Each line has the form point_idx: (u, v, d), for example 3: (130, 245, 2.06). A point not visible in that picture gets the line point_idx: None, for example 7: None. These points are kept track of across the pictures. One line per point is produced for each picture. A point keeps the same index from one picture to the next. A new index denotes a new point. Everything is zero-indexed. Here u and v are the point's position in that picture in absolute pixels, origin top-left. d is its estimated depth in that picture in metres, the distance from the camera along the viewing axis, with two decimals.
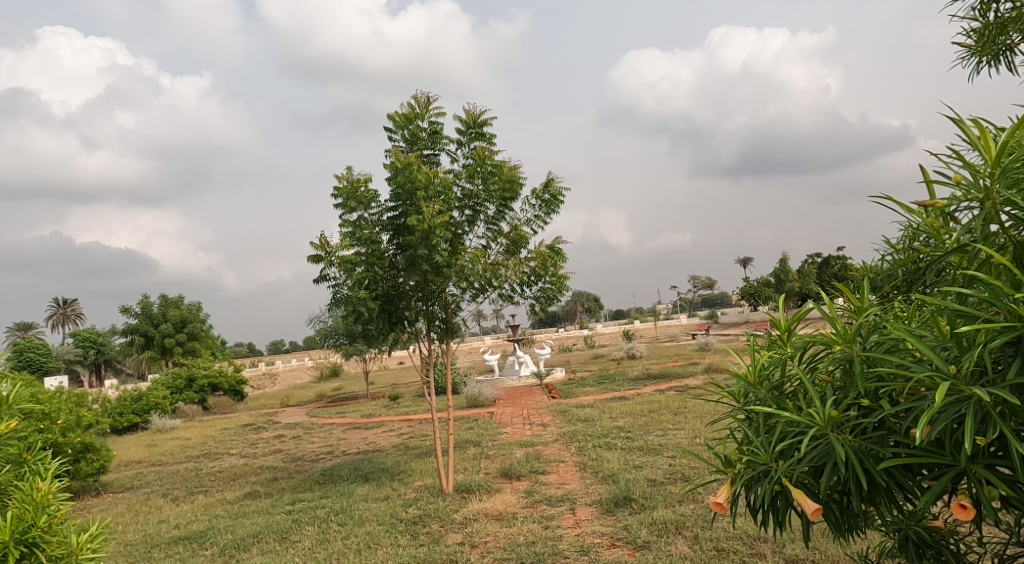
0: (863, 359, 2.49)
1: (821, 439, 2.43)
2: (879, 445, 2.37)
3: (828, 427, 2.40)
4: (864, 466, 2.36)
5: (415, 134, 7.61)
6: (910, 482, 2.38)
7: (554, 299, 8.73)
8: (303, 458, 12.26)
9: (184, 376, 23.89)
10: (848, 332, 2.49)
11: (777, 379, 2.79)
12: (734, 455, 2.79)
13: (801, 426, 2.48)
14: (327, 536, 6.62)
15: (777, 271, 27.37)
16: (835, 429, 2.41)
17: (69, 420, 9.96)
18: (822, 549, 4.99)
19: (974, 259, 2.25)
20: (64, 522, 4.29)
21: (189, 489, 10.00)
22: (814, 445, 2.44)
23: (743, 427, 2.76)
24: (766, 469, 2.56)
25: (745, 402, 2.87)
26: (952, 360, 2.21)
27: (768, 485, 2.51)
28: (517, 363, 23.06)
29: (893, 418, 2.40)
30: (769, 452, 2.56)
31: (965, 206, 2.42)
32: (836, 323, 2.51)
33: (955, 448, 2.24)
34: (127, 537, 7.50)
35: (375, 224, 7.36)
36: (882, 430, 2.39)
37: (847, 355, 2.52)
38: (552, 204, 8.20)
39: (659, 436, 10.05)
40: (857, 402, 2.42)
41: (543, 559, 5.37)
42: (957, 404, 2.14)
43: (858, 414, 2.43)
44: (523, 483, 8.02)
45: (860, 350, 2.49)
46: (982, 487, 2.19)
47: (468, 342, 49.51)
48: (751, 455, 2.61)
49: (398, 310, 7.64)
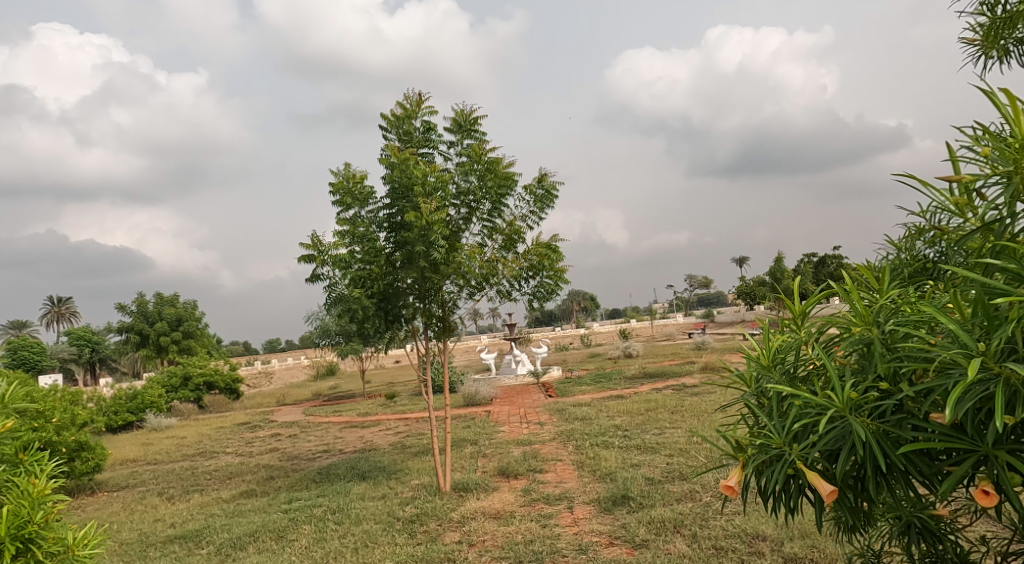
0: (882, 343, 2.46)
1: (838, 421, 2.40)
2: (898, 429, 2.35)
3: (847, 409, 2.37)
4: (884, 450, 2.33)
5: (408, 131, 7.57)
6: (928, 469, 2.36)
7: (551, 295, 8.71)
8: (299, 456, 12.22)
9: (180, 375, 23.79)
10: (867, 315, 2.47)
11: (790, 365, 2.78)
12: (743, 440, 2.75)
13: (818, 408, 2.45)
14: (324, 535, 6.58)
15: (773, 270, 27.38)
16: (854, 411, 2.38)
17: (63, 418, 9.89)
18: (821, 547, 4.97)
19: (1002, 237, 2.23)
20: (61, 523, 4.26)
21: (185, 488, 9.94)
22: (831, 427, 2.41)
23: (755, 411, 2.73)
24: (778, 452, 2.53)
25: (756, 387, 2.85)
26: (980, 339, 2.18)
27: (782, 468, 2.48)
28: (514, 361, 23.01)
29: (912, 403, 2.37)
30: (783, 436, 2.54)
31: (991, 183, 2.32)
32: (856, 305, 2.49)
33: (977, 431, 2.22)
34: (122, 536, 7.44)
35: (371, 221, 7.33)
36: (901, 414, 2.37)
37: (865, 339, 2.49)
38: (546, 199, 8.18)
39: (656, 435, 10.04)
40: (876, 385, 2.39)
41: (541, 558, 5.34)
42: (984, 383, 2.12)
43: (877, 397, 2.40)
44: (520, 482, 8.00)
45: (880, 334, 2.46)
46: (1005, 472, 2.17)
47: (465, 341, 49.48)
48: (763, 440, 2.58)
49: (394, 308, 7.59)
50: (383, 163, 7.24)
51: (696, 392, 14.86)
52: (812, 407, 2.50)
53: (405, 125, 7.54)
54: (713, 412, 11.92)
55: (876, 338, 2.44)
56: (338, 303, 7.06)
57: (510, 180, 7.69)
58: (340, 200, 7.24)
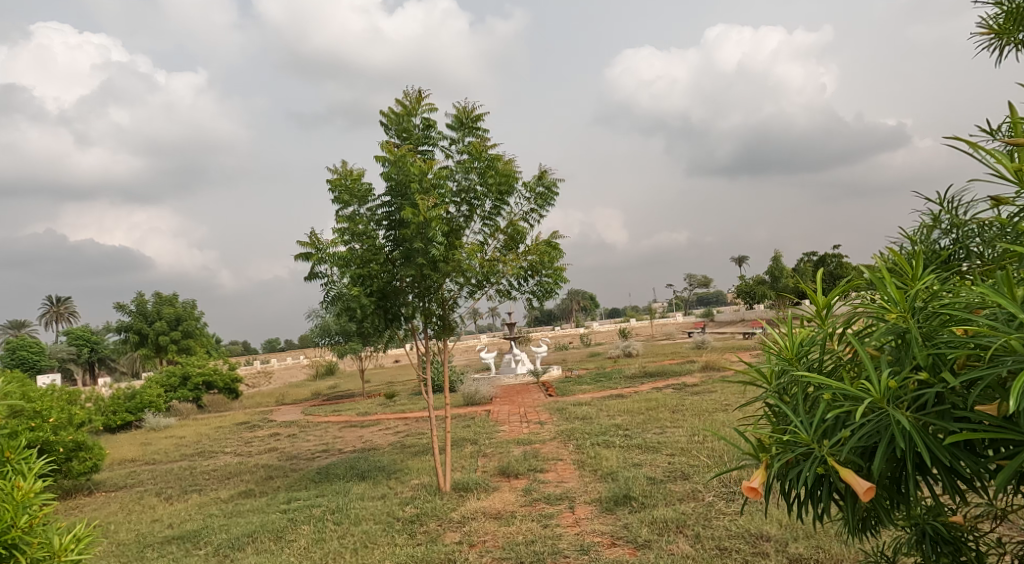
0: (919, 331, 2.38)
1: (875, 415, 2.35)
2: (939, 422, 2.30)
3: (884, 401, 2.33)
4: (926, 444, 2.27)
5: (408, 128, 7.51)
6: (972, 464, 2.31)
7: (551, 294, 8.64)
8: (298, 456, 12.17)
9: (179, 375, 23.73)
10: (902, 301, 2.39)
11: (815, 361, 2.73)
12: (767, 436, 2.72)
13: (853, 401, 2.40)
14: (322, 536, 6.52)
15: (773, 269, 27.31)
16: (891, 403, 2.33)
17: (61, 418, 9.82)
18: (826, 547, 4.91)
19: None
20: (45, 525, 4.16)
21: (183, 488, 9.89)
22: (868, 421, 2.36)
23: (781, 406, 2.68)
24: (807, 450, 2.50)
25: (779, 382, 2.80)
26: None
27: (811, 466, 2.45)
28: (514, 361, 22.95)
29: (953, 394, 2.31)
30: (812, 433, 2.49)
31: None
32: (890, 292, 2.40)
33: None
34: (119, 537, 7.38)
35: (370, 219, 7.27)
36: (942, 405, 2.31)
37: (899, 327, 2.40)
38: (547, 197, 8.12)
39: (657, 434, 9.98)
40: (915, 375, 2.33)
41: (543, 558, 5.28)
42: None
43: (916, 388, 2.34)
44: (520, 482, 7.94)
45: (916, 322, 2.37)
46: None
47: (465, 341, 49.44)
48: (790, 436, 2.55)
49: (393, 307, 7.54)
50: (381, 159, 7.18)
51: (697, 392, 14.80)
52: (847, 401, 2.45)
53: (404, 122, 7.48)
54: (714, 411, 11.86)
55: (911, 328, 2.36)
56: (338, 302, 7.01)
57: (511, 177, 7.63)
58: (338, 198, 7.18)
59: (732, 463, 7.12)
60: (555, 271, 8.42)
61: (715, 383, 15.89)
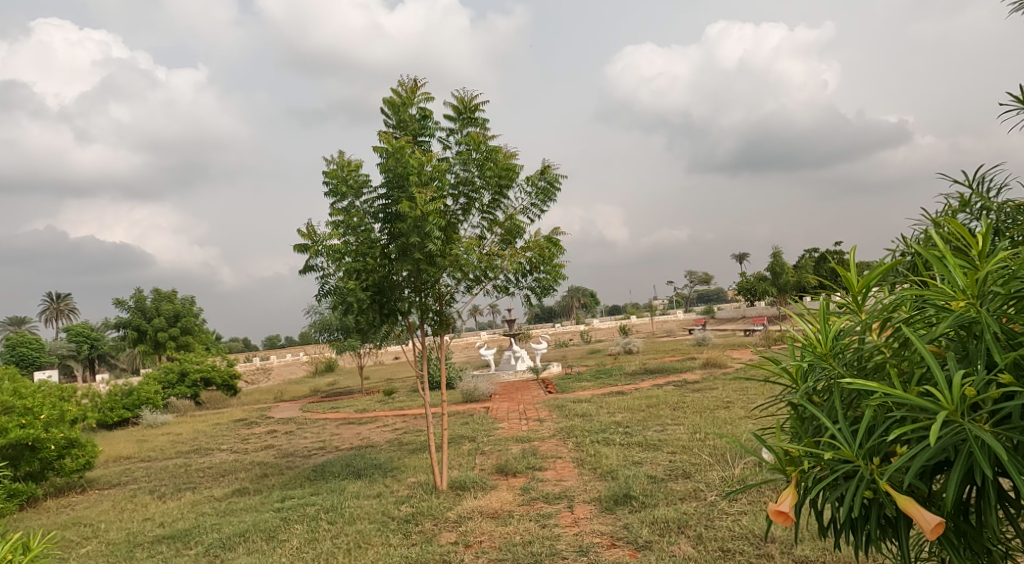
0: (988, 324, 2.20)
1: (950, 427, 2.16)
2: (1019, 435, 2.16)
3: (959, 412, 2.13)
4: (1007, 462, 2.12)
5: (404, 118, 7.34)
6: None
7: (550, 290, 8.49)
8: (295, 453, 12.03)
9: (176, 371, 23.60)
10: (972, 289, 2.19)
11: (853, 359, 2.53)
12: (798, 448, 2.52)
13: (920, 412, 2.20)
14: (316, 535, 6.37)
15: (774, 265, 27.14)
16: (965, 414, 2.15)
17: (53, 415, 9.67)
18: (833, 549, 4.77)
19: None
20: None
21: (177, 486, 9.75)
22: (939, 436, 2.18)
23: (817, 413, 2.47)
24: (851, 467, 2.33)
25: (810, 381, 2.58)
26: None
27: (859, 488, 2.28)
28: (513, 357, 22.81)
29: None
30: (857, 447, 2.32)
31: None
32: (961, 279, 2.20)
33: None
34: (109, 536, 7.25)
35: (366, 212, 7.11)
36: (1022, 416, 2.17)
37: (967, 317, 2.21)
38: (548, 191, 7.96)
39: (658, 432, 9.83)
40: (992, 381, 2.16)
41: (540, 560, 5.13)
42: None
43: (992, 396, 2.17)
44: (519, 480, 7.79)
45: (987, 312, 2.19)
46: None
47: (465, 337, 49.31)
48: (834, 451, 2.35)
49: (390, 302, 7.37)
50: (378, 150, 7.02)
51: (699, 389, 14.65)
52: (909, 411, 2.26)
53: (401, 112, 7.31)
54: (715, 408, 11.72)
55: (984, 319, 2.18)
56: (332, 297, 6.83)
57: (510, 170, 7.46)
58: (334, 189, 7.02)
59: (735, 462, 6.98)
60: (554, 268, 8.27)
61: (716, 380, 15.75)
